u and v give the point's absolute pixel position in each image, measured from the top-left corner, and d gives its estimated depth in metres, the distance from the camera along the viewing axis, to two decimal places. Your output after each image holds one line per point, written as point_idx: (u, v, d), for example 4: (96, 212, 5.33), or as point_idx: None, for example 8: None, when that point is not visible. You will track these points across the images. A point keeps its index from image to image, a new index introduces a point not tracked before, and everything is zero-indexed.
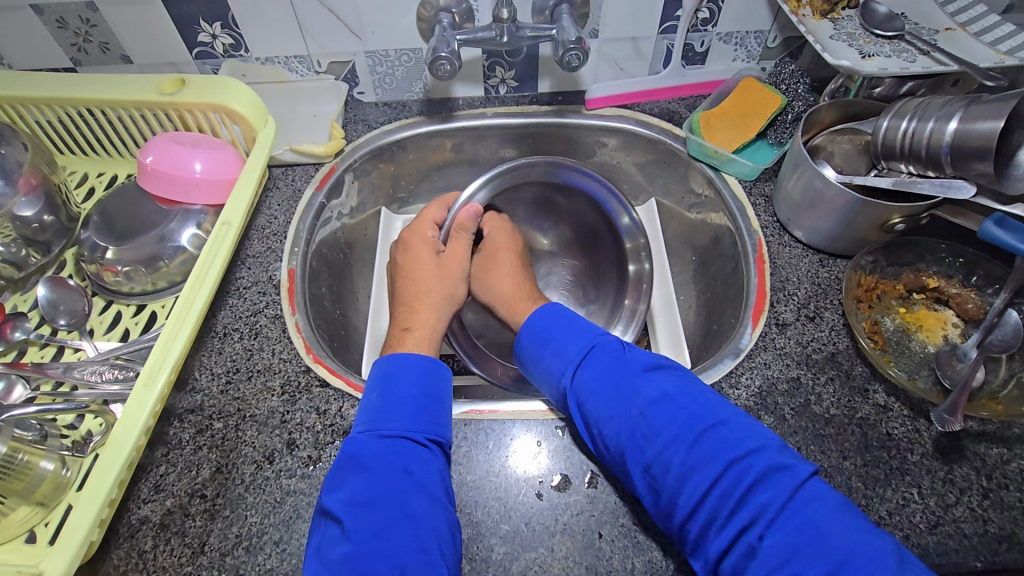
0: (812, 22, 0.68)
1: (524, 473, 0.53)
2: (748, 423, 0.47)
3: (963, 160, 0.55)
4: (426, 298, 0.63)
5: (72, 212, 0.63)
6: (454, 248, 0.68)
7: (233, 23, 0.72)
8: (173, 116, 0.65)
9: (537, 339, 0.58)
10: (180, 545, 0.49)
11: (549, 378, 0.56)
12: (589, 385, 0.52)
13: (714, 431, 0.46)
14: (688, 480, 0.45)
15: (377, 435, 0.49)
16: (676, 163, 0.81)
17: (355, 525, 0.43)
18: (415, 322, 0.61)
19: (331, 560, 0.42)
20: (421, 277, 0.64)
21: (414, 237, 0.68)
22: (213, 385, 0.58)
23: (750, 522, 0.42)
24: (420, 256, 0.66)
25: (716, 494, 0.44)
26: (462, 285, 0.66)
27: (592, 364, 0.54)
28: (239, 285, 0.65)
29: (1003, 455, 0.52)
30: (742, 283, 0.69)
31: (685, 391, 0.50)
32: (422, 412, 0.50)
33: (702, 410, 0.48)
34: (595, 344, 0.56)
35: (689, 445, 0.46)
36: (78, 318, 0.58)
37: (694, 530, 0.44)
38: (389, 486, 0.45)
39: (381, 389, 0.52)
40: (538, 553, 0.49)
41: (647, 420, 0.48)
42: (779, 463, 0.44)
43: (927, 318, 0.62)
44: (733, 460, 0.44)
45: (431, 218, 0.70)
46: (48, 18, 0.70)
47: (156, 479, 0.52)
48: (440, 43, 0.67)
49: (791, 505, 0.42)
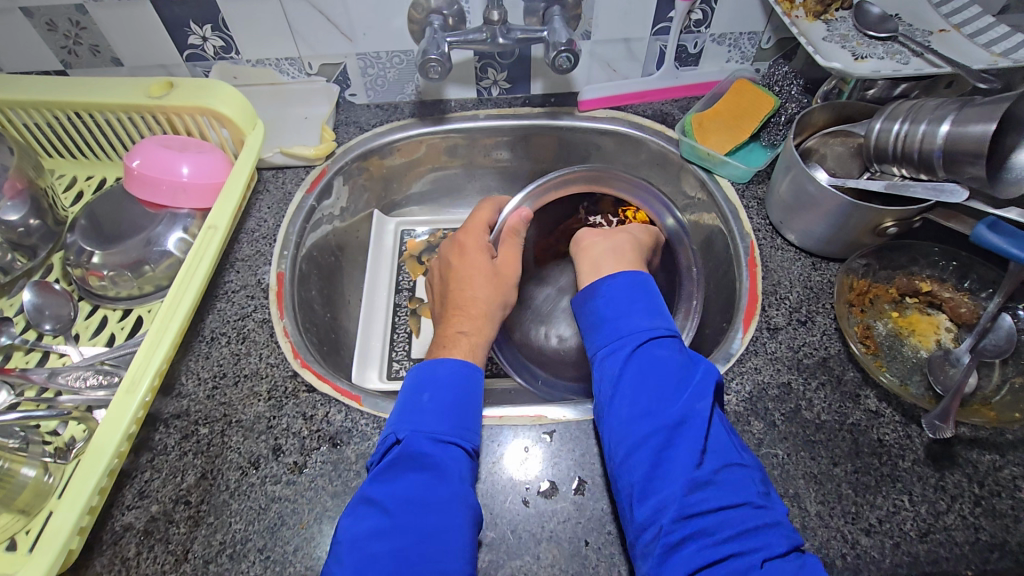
0: (805, 23, 0.67)
1: (511, 479, 0.53)
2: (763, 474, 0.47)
3: (955, 163, 0.54)
4: (481, 302, 0.60)
5: (59, 215, 0.63)
6: (506, 252, 0.65)
7: (223, 25, 0.72)
8: (161, 119, 0.64)
9: (611, 308, 0.55)
10: (163, 552, 0.49)
11: (610, 341, 0.53)
12: (646, 372, 0.50)
13: (742, 471, 0.45)
14: (704, 491, 0.43)
15: (430, 437, 0.48)
16: (668, 165, 0.81)
17: (407, 525, 0.43)
18: (470, 326, 0.59)
19: (377, 555, 0.42)
20: (476, 280, 0.62)
21: (468, 239, 0.65)
22: (199, 390, 0.57)
23: (742, 552, 0.41)
24: (475, 260, 0.63)
25: (725, 517, 0.42)
26: (513, 293, 0.64)
27: (659, 351, 0.51)
28: (228, 289, 0.65)
29: (995, 462, 0.52)
30: (734, 287, 0.68)
31: (726, 425, 0.49)
32: (472, 421, 0.51)
33: (737, 448, 0.47)
34: (671, 338, 0.53)
35: (723, 466, 0.45)
36: (64, 323, 0.57)
37: (671, 536, 0.42)
38: (445, 490, 0.45)
39: (433, 390, 0.51)
40: (524, 560, 0.49)
41: (695, 425, 0.46)
42: (783, 521, 0.44)
43: (919, 323, 0.61)
44: (752, 502, 0.44)
45: (484, 221, 0.68)
46: (37, 21, 0.70)
47: (140, 485, 0.52)
48: (431, 45, 0.66)
49: (788, 555, 0.41)
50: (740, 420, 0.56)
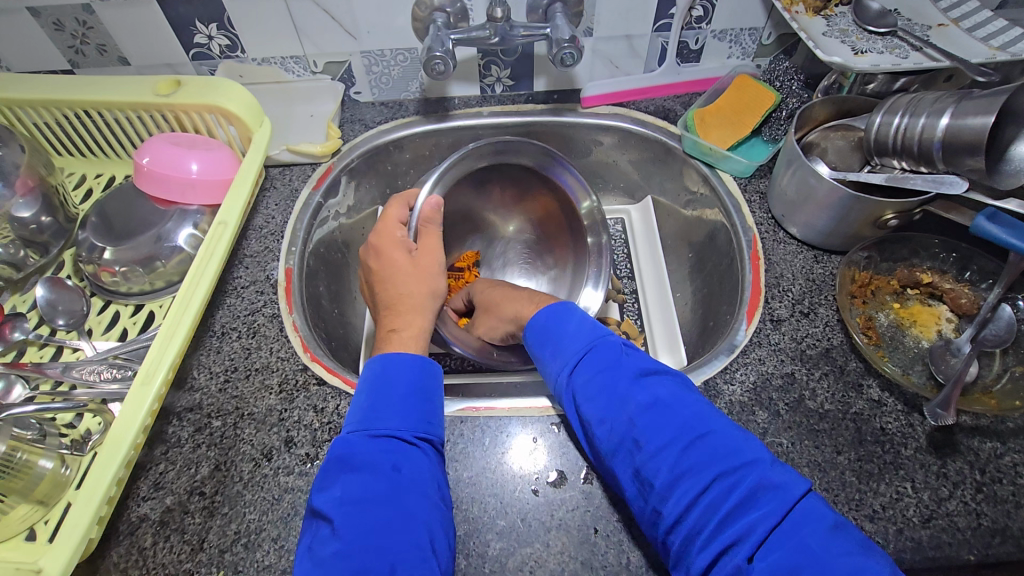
0: (805, 18, 0.68)
1: (520, 469, 0.54)
2: (742, 435, 0.45)
3: (954, 156, 0.55)
4: (410, 298, 0.59)
5: (70, 213, 0.63)
6: (427, 243, 0.63)
7: (229, 24, 0.73)
8: (168, 117, 0.65)
9: (542, 333, 0.56)
10: (180, 542, 0.50)
11: (551, 368, 0.54)
12: (587, 382, 0.50)
13: (712, 444, 0.44)
14: (679, 489, 0.43)
15: (367, 434, 0.47)
16: (671, 161, 0.82)
17: (347, 524, 0.42)
18: (402, 323, 0.58)
19: (323, 558, 0.41)
20: (399, 279, 0.60)
21: (383, 238, 0.62)
22: (212, 383, 0.58)
23: (734, 539, 0.40)
24: (394, 258, 0.61)
25: (706, 506, 0.42)
26: (443, 280, 0.62)
27: (591, 359, 0.51)
28: (238, 284, 0.66)
29: (996, 449, 0.53)
30: (738, 279, 0.69)
31: (678, 399, 0.47)
32: (413, 410, 0.49)
33: (699, 420, 0.46)
34: (593, 343, 0.53)
35: (680, 454, 0.44)
36: (77, 319, 0.58)
37: (677, 541, 0.42)
38: (382, 485, 0.44)
39: (371, 389, 0.50)
40: (534, 548, 0.50)
41: (642, 426, 0.46)
42: (772, 481, 0.42)
43: (921, 313, 0.62)
44: (726, 474, 0.42)
45: (397, 217, 0.64)
46: (45, 20, 0.70)
47: (155, 476, 0.53)
48: (435, 43, 0.67)
49: (782, 525, 0.39)
50: (744, 410, 0.57)
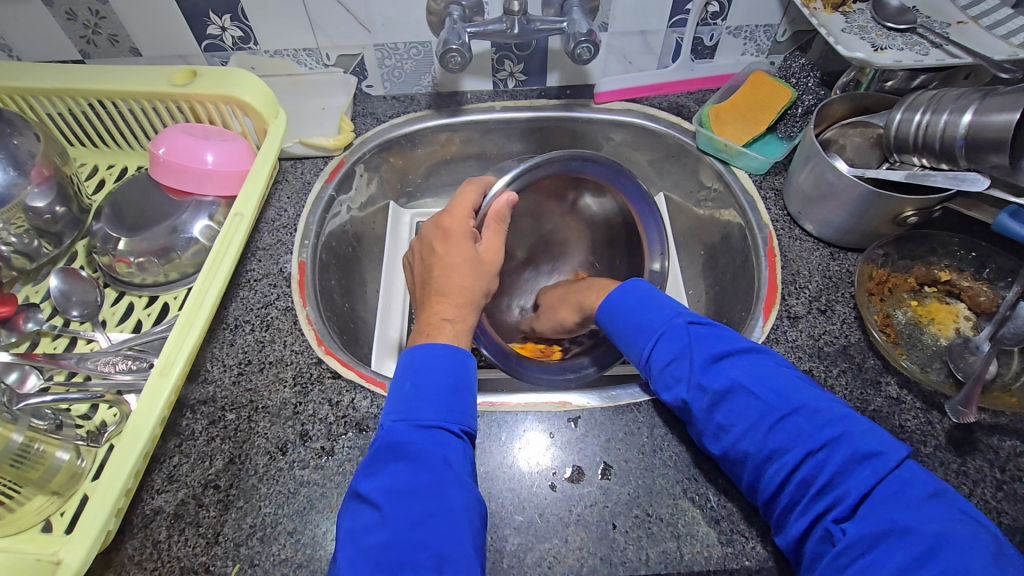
0: (824, 15, 0.68)
1: (536, 465, 0.53)
2: (829, 403, 0.45)
3: (977, 152, 0.55)
4: (463, 291, 0.58)
5: (83, 203, 0.63)
6: (491, 239, 0.61)
7: (242, 15, 0.72)
8: (184, 108, 0.64)
9: (612, 316, 0.57)
10: (195, 535, 0.49)
11: (632, 351, 0.55)
12: (665, 366, 0.50)
13: (798, 421, 0.44)
14: (772, 467, 0.44)
15: (414, 424, 0.47)
16: (685, 158, 0.81)
17: (396, 512, 0.42)
18: (453, 313, 0.57)
19: (368, 547, 0.41)
20: (459, 271, 0.58)
21: (452, 223, 0.61)
22: (225, 376, 0.58)
23: (825, 510, 0.41)
24: (457, 249, 0.59)
25: (800, 480, 0.43)
26: (495, 280, 0.61)
27: (666, 341, 0.52)
28: (250, 277, 0.65)
29: (1016, 448, 0.52)
30: (753, 276, 0.69)
31: (755, 376, 0.47)
32: (455, 403, 0.49)
33: (782, 395, 0.46)
34: (664, 328, 0.52)
35: (766, 435, 0.45)
36: (91, 309, 0.58)
37: (778, 508, 0.44)
38: (427, 475, 0.44)
39: (412, 378, 0.50)
40: (553, 543, 0.49)
41: (722, 411, 0.47)
42: (865, 451, 0.42)
43: (938, 312, 0.62)
44: (815, 451, 0.43)
45: (468, 205, 0.62)
46: (57, 10, 0.70)
47: (168, 469, 0.52)
48: (451, 36, 0.67)
49: (873, 493, 0.40)
50: None
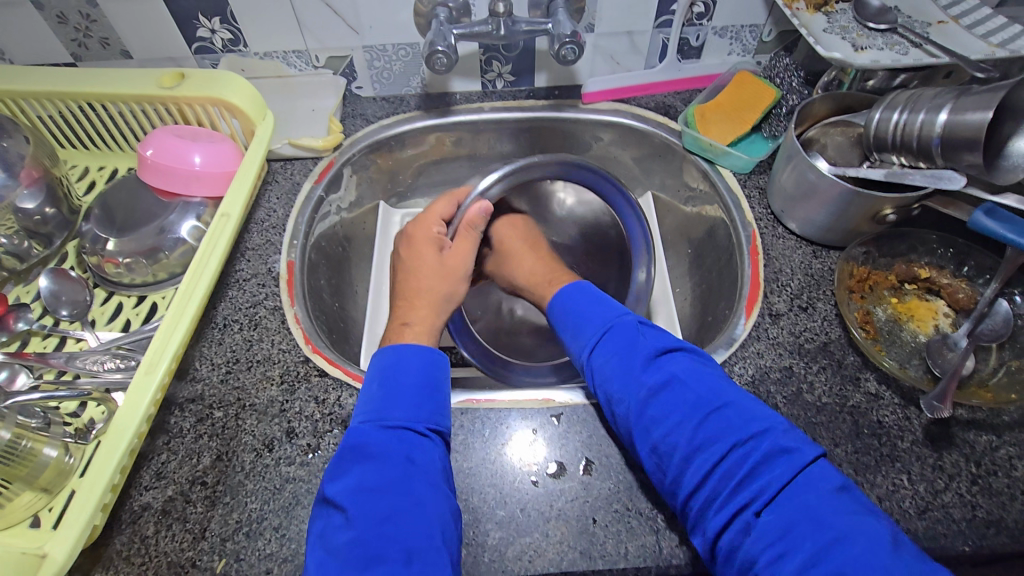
0: (806, 15, 0.69)
1: (520, 461, 0.54)
2: (755, 407, 0.47)
3: (953, 151, 0.56)
4: (426, 294, 0.61)
5: (73, 205, 0.64)
6: (460, 244, 0.64)
7: (231, 18, 0.73)
8: (172, 110, 0.65)
9: (562, 315, 0.58)
10: (182, 531, 0.50)
11: (575, 347, 0.56)
12: (606, 363, 0.52)
13: (725, 415, 0.46)
14: (696, 459, 0.45)
15: (379, 424, 0.48)
16: (671, 157, 0.82)
17: (362, 511, 0.43)
18: (415, 317, 0.59)
19: (336, 546, 0.42)
20: (422, 274, 0.62)
21: (419, 231, 0.64)
22: (214, 374, 0.59)
23: (746, 500, 0.42)
24: (422, 254, 0.63)
25: (722, 472, 0.43)
26: (462, 285, 0.63)
27: (609, 340, 0.53)
28: (239, 277, 0.66)
29: (992, 442, 0.53)
30: (737, 274, 0.69)
31: (691, 374, 0.49)
32: (424, 401, 0.50)
33: (711, 392, 0.47)
34: (611, 324, 0.54)
35: (696, 427, 0.46)
36: (80, 309, 0.58)
37: (696, 505, 0.44)
38: (394, 474, 0.45)
39: (380, 380, 0.51)
40: (533, 538, 0.50)
41: (655, 404, 0.48)
42: (783, 446, 0.43)
43: (918, 308, 0.63)
44: (740, 443, 0.44)
45: (438, 214, 0.65)
46: (49, 13, 0.71)
47: (157, 466, 0.53)
48: (437, 38, 0.67)
49: (790, 486, 0.41)
50: None
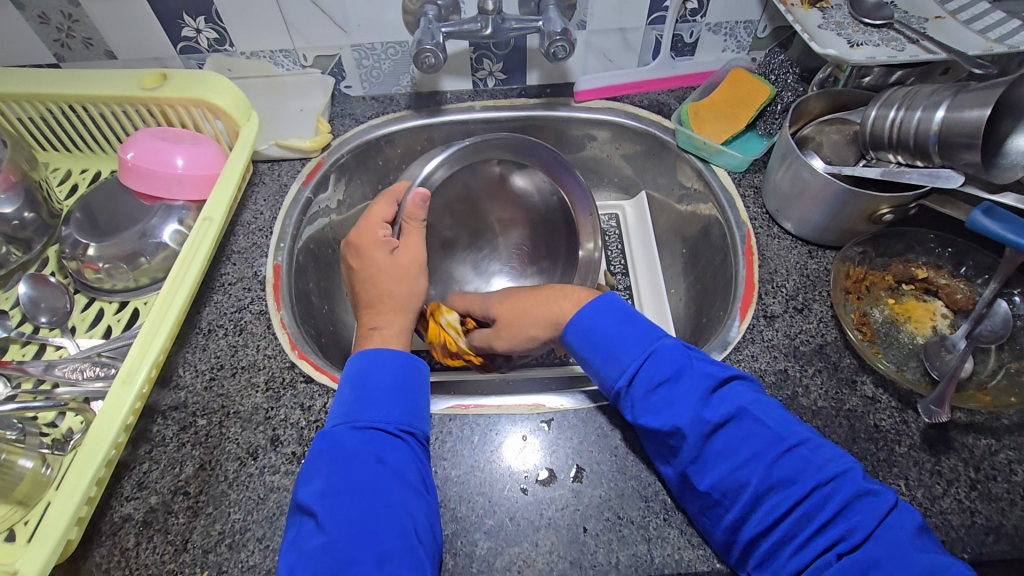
0: (800, 11, 0.67)
1: (510, 467, 0.53)
2: (825, 446, 0.45)
3: (950, 149, 0.54)
4: (391, 299, 0.59)
5: (54, 209, 0.63)
6: (407, 240, 0.62)
7: (216, 17, 0.72)
8: (154, 111, 0.64)
9: (587, 337, 0.53)
10: (163, 542, 0.49)
11: (607, 374, 0.51)
12: (655, 393, 0.48)
13: (800, 454, 0.44)
14: (770, 499, 0.43)
15: (351, 426, 0.47)
16: (664, 156, 0.81)
17: (337, 516, 0.42)
18: (382, 321, 0.58)
19: (309, 551, 0.41)
20: (380, 280, 0.60)
21: (364, 236, 0.61)
22: (197, 382, 0.58)
23: (830, 543, 0.41)
24: (376, 260, 0.60)
25: (800, 514, 0.43)
26: (422, 280, 0.62)
27: (653, 366, 0.49)
28: (224, 281, 0.65)
29: (991, 446, 0.52)
30: (731, 274, 0.68)
31: (757, 406, 0.47)
32: (396, 403, 0.49)
33: (782, 428, 0.45)
34: (652, 347, 0.50)
35: (771, 466, 0.44)
36: (59, 316, 0.57)
37: (764, 544, 0.43)
38: (363, 477, 0.44)
39: (352, 384, 0.50)
40: (523, 547, 0.49)
41: (721, 438, 0.46)
42: (866, 489, 0.42)
43: (915, 309, 0.62)
44: (818, 485, 0.43)
45: (380, 216, 0.62)
46: (30, 13, 0.69)
47: (138, 476, 0.52)
48: (426, 36, 0.66)
49: (878, 529, 0.41)
50: None
